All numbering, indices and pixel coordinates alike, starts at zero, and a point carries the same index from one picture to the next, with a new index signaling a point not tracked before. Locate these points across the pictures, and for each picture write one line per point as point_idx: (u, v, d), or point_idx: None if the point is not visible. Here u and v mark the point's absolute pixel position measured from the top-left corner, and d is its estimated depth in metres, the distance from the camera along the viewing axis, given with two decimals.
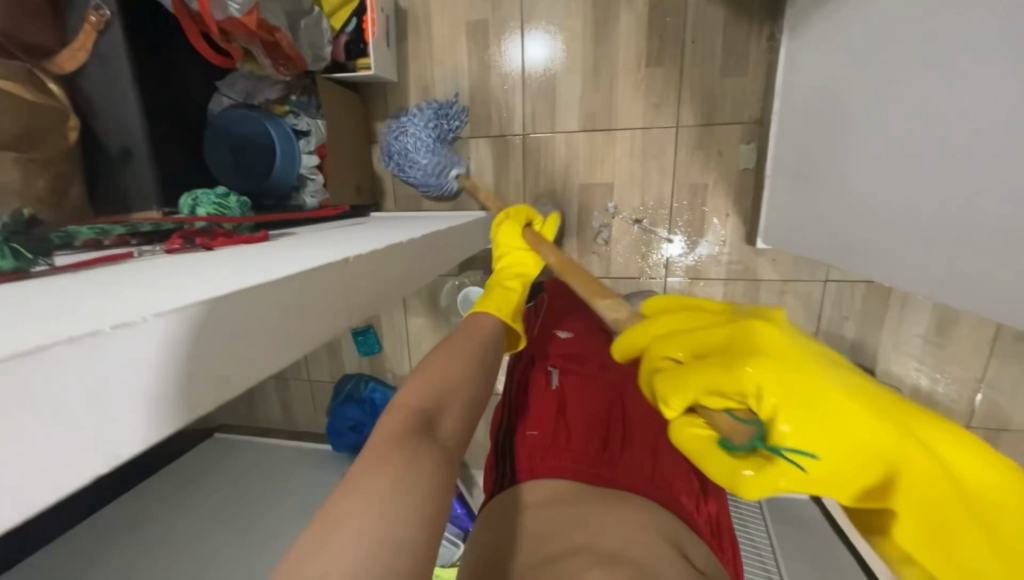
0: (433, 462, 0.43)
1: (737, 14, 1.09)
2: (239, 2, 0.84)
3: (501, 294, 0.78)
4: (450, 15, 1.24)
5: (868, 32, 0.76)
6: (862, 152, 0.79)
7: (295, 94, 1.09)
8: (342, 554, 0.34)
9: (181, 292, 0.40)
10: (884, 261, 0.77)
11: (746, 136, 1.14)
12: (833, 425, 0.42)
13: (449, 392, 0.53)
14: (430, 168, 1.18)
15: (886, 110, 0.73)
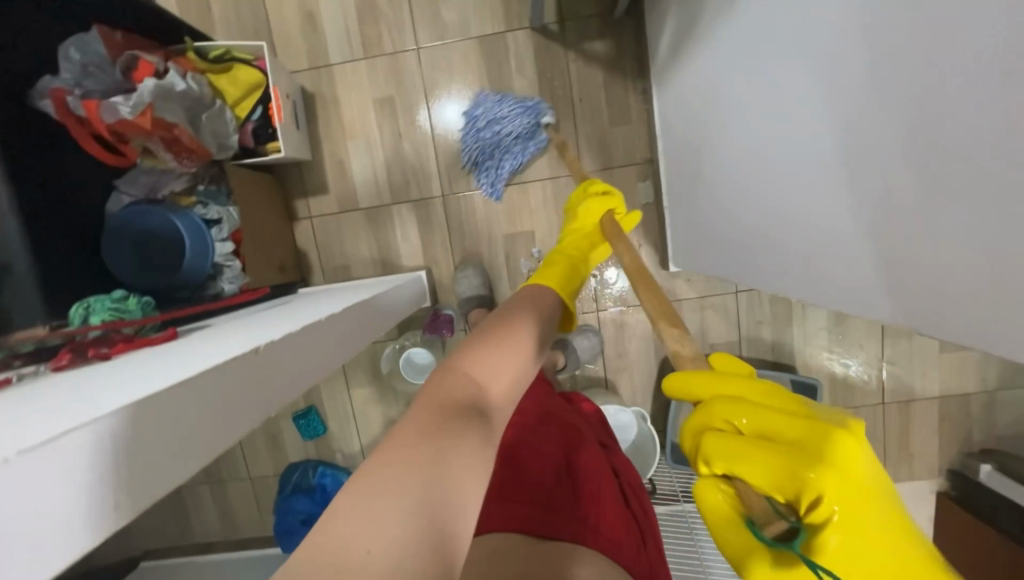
0: (477, 441, 0.44)
1: (613, 75, 1.24)
2: (129, 104, 0.85)
3: (559, 270, 0.77)
4: (357, 95, 1.31)
5: (715, 83, 0.91)
6: (737, 181, 0.91)
7: (202, 185, 1.07)
8: (382, 535, 0.34)
9: (68, 413, 0.39)
10: (774, 269, 0.87)
11: (641, 175, 1.27)
12: (861, 552, 0.44)
13: (499, 363, 0.52)
14: (522, 131, 1.21)
15: (743, 144, 0.86)
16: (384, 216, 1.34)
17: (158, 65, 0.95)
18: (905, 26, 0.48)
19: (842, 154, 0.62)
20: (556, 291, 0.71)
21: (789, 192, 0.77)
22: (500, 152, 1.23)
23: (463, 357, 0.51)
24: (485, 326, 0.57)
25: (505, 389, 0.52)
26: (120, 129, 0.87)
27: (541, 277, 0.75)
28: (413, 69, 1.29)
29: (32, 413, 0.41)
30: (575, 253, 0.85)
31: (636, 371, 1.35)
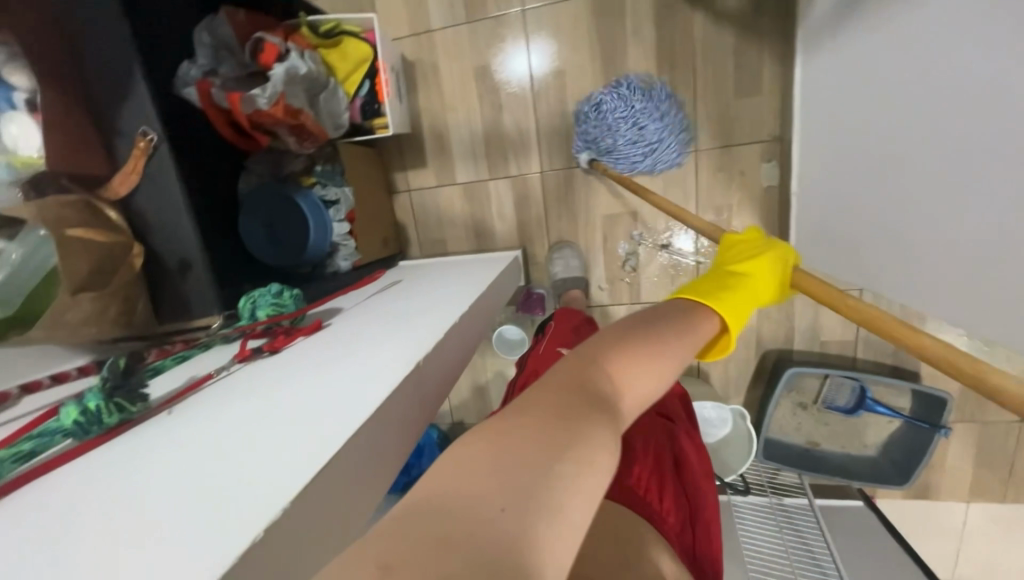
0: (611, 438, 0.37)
1: (746, 37, 1.09)
2: (266, 95, 0.88)
3: (728, 292, 0.62)
4: (458, 63, 1.25)
5: (880, 61, 0.77)
6: (888, 179, 0.79)
7: (320, 163, 1.11)
8: (511, 491, 0.30)
9: (286, 457, 0.44)
10: (914, 289, 0.78)
11: (766, 154, 1.14)
12: None
13: (630, 383, 0.42)
14: (611, 131, 1.11)
15: (902, 140, 0.74)
16: (481, 191, 1.33)
17: (281, 46, 0.94)
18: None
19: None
20: (713, 308, 0.56)
21: (962, 213, 0.63)
22: (605, 110, 1.11)
23: (602, 354, 0.43)
24: (619, 332, 0.47)
25: (639, 391, 0.43)
26: (258, 118, 0.90)
27: (706, 297, 0.60)
28: (518, 33, 1.21)
29: (254, 434, 0.48)
30: (744, 271, 0.68)
31: (732, 362, 1.31)
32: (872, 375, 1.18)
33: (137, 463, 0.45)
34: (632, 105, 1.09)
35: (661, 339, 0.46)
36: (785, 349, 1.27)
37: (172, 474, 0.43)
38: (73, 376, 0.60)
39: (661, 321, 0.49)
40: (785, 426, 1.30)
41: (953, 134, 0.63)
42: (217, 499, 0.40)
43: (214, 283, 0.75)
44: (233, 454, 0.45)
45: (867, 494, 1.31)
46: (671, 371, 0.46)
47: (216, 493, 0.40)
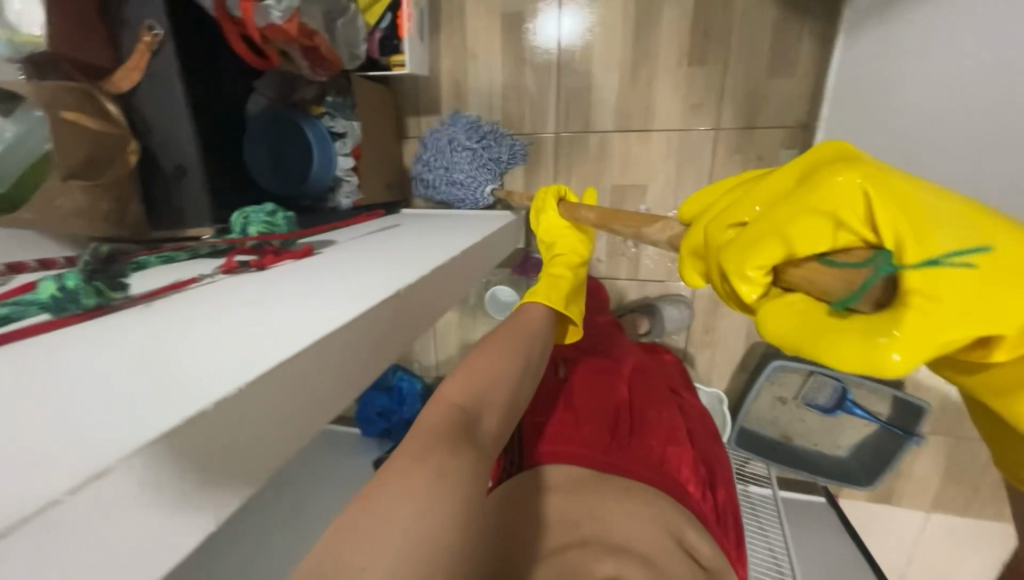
0: (464, 459, 0.48)
1: (789, 14, 1.03)
2: (281, 8, 0.83)
3: (551, 283, 0.83)
4: (485, 9, 1.20)
5: (931, 42, 0.72)
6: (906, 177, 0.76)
7: (331, 95, 1.08)
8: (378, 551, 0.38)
9: (239, 352, 0.44)
10: None
11: (788, 141, 1.10)
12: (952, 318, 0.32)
13: (494, 385, 0.59)
14: (463, 175, 1.21)
15: (935, 134, 0.70)
16: None
17: None
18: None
19: None
20: (546, 305, 0.77)
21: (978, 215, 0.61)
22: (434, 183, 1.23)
23: (456, 372, 0.59)
24: (480, 350, 0.65)
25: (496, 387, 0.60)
26: (271, 35, 0.86)
27: (536, 293, 0.81)
28: None
29: (221, 331, 0.48)
30: (562, 265, 0.89)
31: (719, 350, 1.31)
32: (856, 379, 1.19)
33: (97, 342, 0.45)
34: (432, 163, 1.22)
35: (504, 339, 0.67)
36: (774, 343, 1.27)
37: (141, 347, 0.45)
38: (59, 265, 0.60)
39: (505, 335, 0.68)
40: (763, 418, 1.32)
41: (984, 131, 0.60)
42: (170, 376, 0.40)
43: (208, 194, 0.75)
44: (202, 342, 0.46)
45: (831, 492, 1.35)
46: (516, 358, 0.64)
47: (160, 376, 0.40)
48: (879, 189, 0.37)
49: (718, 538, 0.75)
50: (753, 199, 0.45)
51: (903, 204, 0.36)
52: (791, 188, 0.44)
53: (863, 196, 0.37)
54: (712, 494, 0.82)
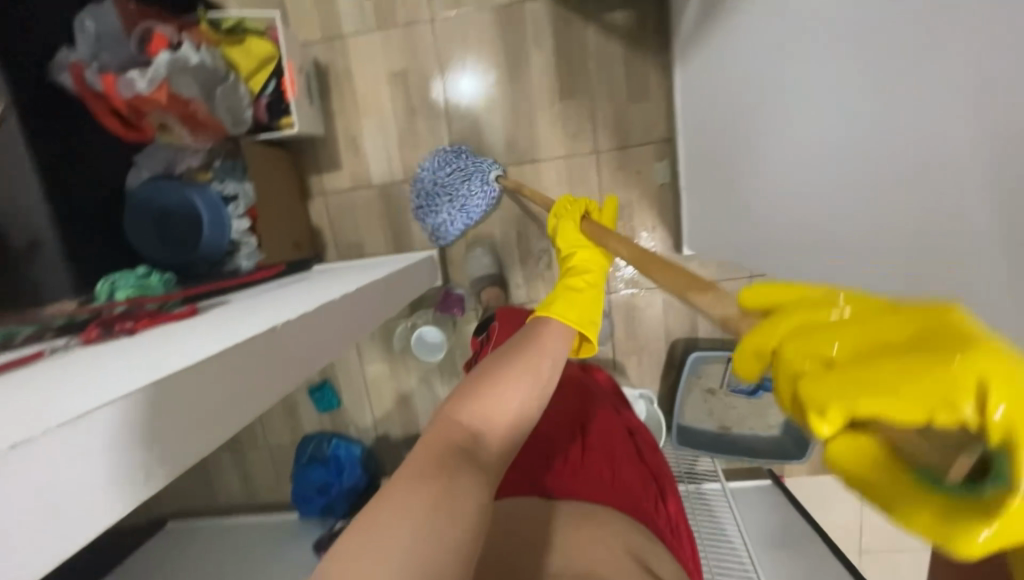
0: (473, 480, 0.47)
1: (635, 49, 1.19)
2: (146, 79, 0.85)
3: (568, 299, 0.76)
4: (370, 69, 1.28)
5: (739, 52, 0.87)
6: (747, 165, 0.89)
7: (219, 160, 1.06)
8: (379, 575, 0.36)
9: (124, 377, 0.45)
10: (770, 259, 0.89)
11: (659, 154, 1.24)
12: None
13: (496, 415, 0.56)
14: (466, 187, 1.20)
15: (760, 119, 0.83)
16: (396, 194, 1.34)
17: (172, 38, 0.93)
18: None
19: (847, 151, 0.61)
20: (563, 324, 0.72)
21: (805, 182, 0.71)
22: (446, 221, 1.22)
23: (464, 395, 0.57)
24: (488, 370, 0.61)
25: (506, 420, 0.57)
26: (137, 104, 0.88)
27: (553, 310, 0.74)
28: (427, 43, 1.26)
29: (97, 374, 0.47)
30: (575, 277, 0.81)
31: (645, 353, 1.37)
32: None
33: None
34: (431, 202, 1.22)
35: (515, 371, 0.61)
36: (692, 337, 1.35)
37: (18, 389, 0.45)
38: None
39: (518, 367, 0.62)
40: (698, 412, 1.37)
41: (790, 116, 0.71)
42: (46, 401, 0.41)
43: (66, 266, 0.90)
44: (76, 381, 0.46)
45: (776, 473, 1.39)
46: (523, 388, 0.60)
47: (37, 402, 0.40)
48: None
49: (678, 554, 0.74)
50: (834, 330, 0.33)
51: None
52: (890, 329, 0.31)
53: (986, 382, 0.23)
54: (664, 505, 0.82)
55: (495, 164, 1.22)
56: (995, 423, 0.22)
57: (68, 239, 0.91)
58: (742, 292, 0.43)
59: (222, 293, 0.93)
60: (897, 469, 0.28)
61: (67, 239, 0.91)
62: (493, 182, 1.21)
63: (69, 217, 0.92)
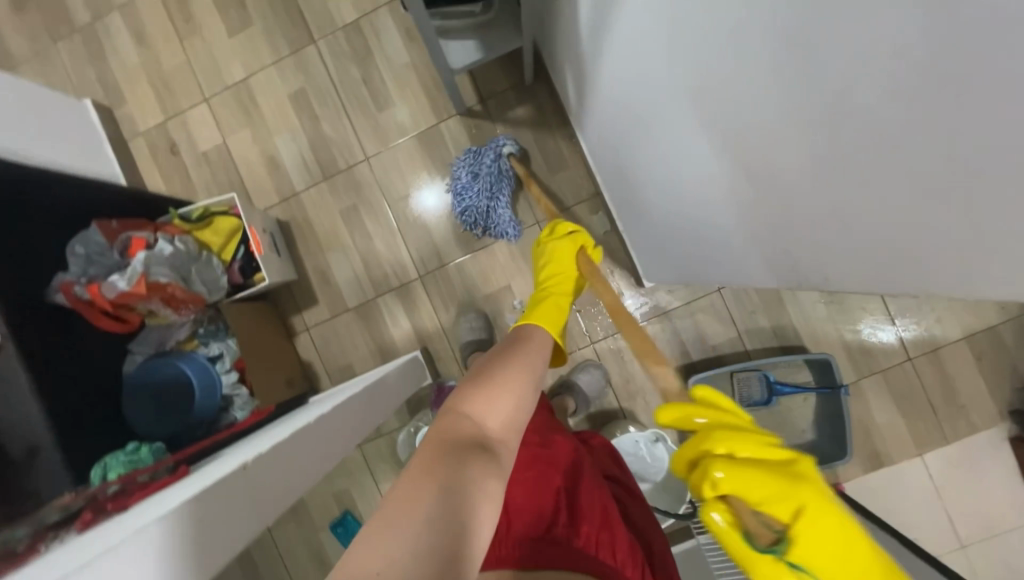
0: (478, 467, 0.55)
1: (542, 133, 1.37)
2: (125, 278, 1.00)
3: (547, 310, 0.95)
4: (325, 213, 1.45)
5: (606, 118, 1.01)
6: (651, 200, 0.98)
7: (203, 326, 1.16)
8: (394, 553, 0.44)
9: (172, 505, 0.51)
10: (716, 266, 0.94)
11: (593, 209, 1.36)
12: (777, 565, 0.61)
13: (495, 410, 0.64)
14: (494, 176, 1.32)
15: (640, 162, 0.93)
16: (372, 309, 1.44)
17: (149, 238, 1.10)
18: (702, 42, 0.52)
19: (705, 170, 0.70)
20: (547, 331, 0.88)
21: (697, 201, 0.79)
22: (496, 211, 1.33)
23: (465, 402, 0.63)
24: (483, 374, 0.69)
25: (500, 423, 0.64)
26: (120, 300, 1.02)
27: (537, 318, 0.92)
28: (369, 177, 1.44)
29: (141, 516, 0.53)
30: (552, 294, 1.02)
31: (648, 392, 1.35)
32: (767, 361, 1.28)
33: (68, 549, 0.52)
34: (473, 203, 1.32)
35: (507, 376, 0.69)
36: (686, 363, 1.34)
37: (89, 542, 0.51)
38: None
39: (506, 374, 0.70)
40: None
41: (661, 154, 0.81)
42: (115, 537, 0.47)
43: (66, 463, 0.94)
44: (133, 523, 0.52)
45: (832, 483, 1.29)
46: (515, 388, 0.68)
47: (103, 543, 0.46)
48: (814, 509, 0.61)
49: None
50: (742, 439, 0.69)
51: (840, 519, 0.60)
52: (774, 452, 0.68)
53: (803, 505, 0.61)
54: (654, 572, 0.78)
55: (505, 139, 1.33)
56: (791, 521, 0.61)
57: (66, 441, 0.96)
58: (696, 391, 0.79)
59: (211, 450, 0.96)
60: (726, 510, 0.65)
61: (66, 441, 0.96)
62: (506, 159, 1.33)
63: (66, 418, 0.97)
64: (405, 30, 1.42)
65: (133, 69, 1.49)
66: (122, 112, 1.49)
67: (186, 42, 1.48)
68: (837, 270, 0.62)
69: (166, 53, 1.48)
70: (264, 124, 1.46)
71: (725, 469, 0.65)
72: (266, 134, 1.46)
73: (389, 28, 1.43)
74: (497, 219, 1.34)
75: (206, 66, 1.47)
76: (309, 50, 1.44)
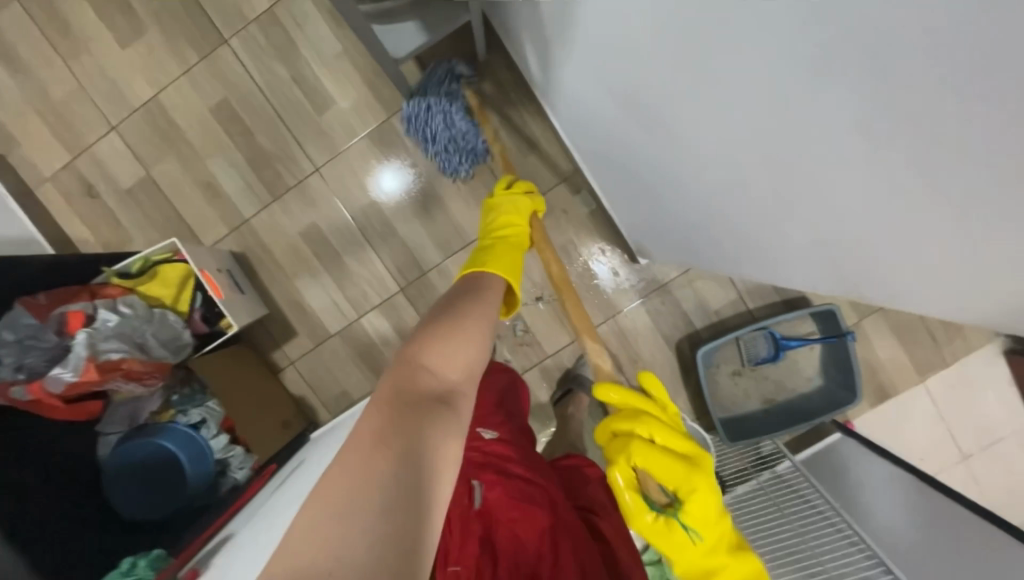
0: (430, 422, 0.53)
1: (506, 111, 1.24)
2: (69, 368, 0.91)
3: (503, 258, 0.82)
4: (284, 236, 1.31)
5: (577, 97, 0.90)
6: (642, 186, 0.90)
7: (177, 392, 1.07)
8: (335, 526, 0.42)
9: None
10: (719, 247, 0.89)
11: (574, 188, 1.27)
12: (669, 526, 0.83)
13: (451, 360, 0.61)
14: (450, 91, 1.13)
15: (624, 149, 0.84)
16: (357, 331, 1.34)
17: (88, 310, 0.98)
18: (707, 46, 0.45)
19: (709, 171, 0.64)
20: (503, 282, 0.77)
21: (700, 198, 0.73)
22: (466, 127, 1.14)
23: (418, 354, 0.60)
24: (437, 321, 0.66)
25: (459, 370, 0.61)
26: (73, 391, 0.92)
27: (492, 267, 0.80)
28: (324, 190, 1.29)
29: None
30: (507, 237, 0.88)
31: (657, 368, 1.32)
32: (771, 319, 1.25)
33: None
34: (439, 132, 1.15)
35: (466, 321, 0.66)
36: (691, 332, 1.31)
37: None
38: None
39: (468, 324, 0.65)
40: (735, 398, 1.32)
41: (652, 152, 0.73)
42: None
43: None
44: None
45: (840, 421, 1.30)
46: (474, 333, 0.65)
47: None
48: (701, 490, 0.83)
49: None
50: (662, 427, 0.86)
51: (712, 504, 0.83)
52: (681, 441, 0.87)
53: (697, 486, 0.83)
54: None
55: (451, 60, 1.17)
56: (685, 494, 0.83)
57: (56, 565, 0.82)
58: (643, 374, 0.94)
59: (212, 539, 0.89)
60: (631, 476, 0.85)
61: (56, 565, 0.82)
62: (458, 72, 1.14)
63: (47, 535, 0.84)
64: (330, 13, 1.23)
65: (16, 104, 1.26)
66: (18, 157, 1.28)
67: (72, 63, 1.25)
68: (871, 261, 0.58)
69: (52, 79, 1.26)
70: (191, 147, 1.27)
71: (647, 455, 0.84)
72: (196, 159, 1.28)
73: (311, 13, 1.23)
74: (468, 141, 1.17)
75: (105, 89, 1.26)
76: (222, 53, 1.24)
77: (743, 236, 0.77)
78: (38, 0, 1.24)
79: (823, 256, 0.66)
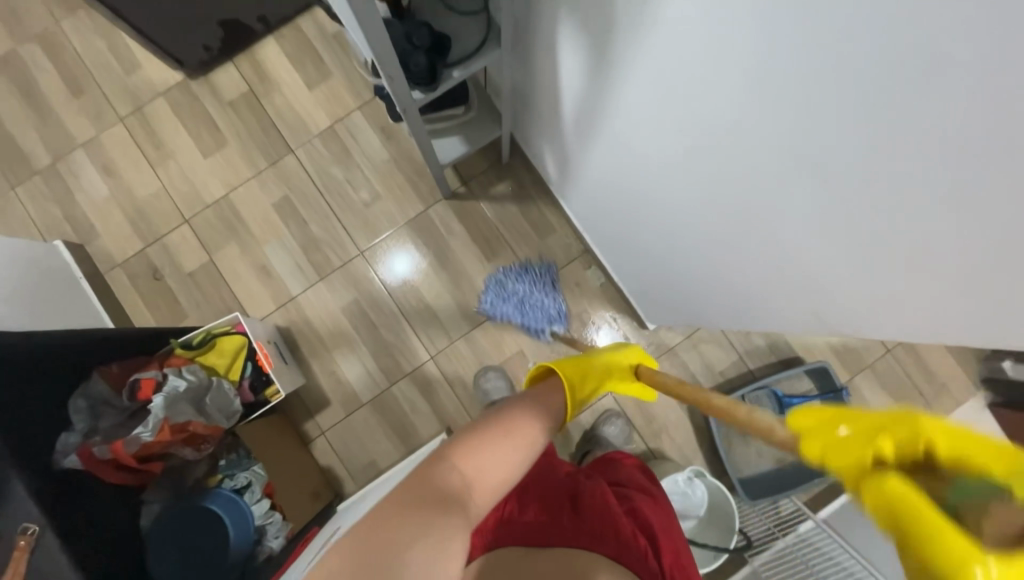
0: (434, 539, 0.48)
1: (526, 204, 1.47)
2: (147, 428, 0.99)
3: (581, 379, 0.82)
4: (326, 312, 1.45)
5: (592, 192, 1.12)
6: (651, 262, 1.08)
7: (223, 457, 1.14)
8: None
9: None
10: (719, 315, 1.04)
11: (586, 264, 1.45)
12: None
13: (484, 470, 0.56)
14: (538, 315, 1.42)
15: (636, 233, 1.03)
16: (388, 400, 1.42)
17: (158, 375, 1.06)
18: (717, 165, 0.63)
19: (711, 249, 0.81)
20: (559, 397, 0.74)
21: (700, 271, 0.90)
22: (502, 310, 1.42)
23: (450, 449, 0.56)
24: (486, 419, 0.61)
25: (489, 481, 0.56)
26: (146, 451, 1.00)
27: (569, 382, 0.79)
28: (365, 270, 1.47)
29: None
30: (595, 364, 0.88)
31: (671, 429, 1.40)
32: (772, 377, 1.37)
33: None
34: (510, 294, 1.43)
35: (511, 424, 0.61)
36: None
37: None
38: None
39: (522, 417, 0.63)
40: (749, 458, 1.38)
41: (663, 235, 0.92)
42: None
43: None
44: None
45: None
46: (516, 445, 0.59)
47: None
48: None
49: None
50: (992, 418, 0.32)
51: None
52: None
53: None
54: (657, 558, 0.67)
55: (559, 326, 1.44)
56: None
57: None
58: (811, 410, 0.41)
59: None
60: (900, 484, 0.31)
61: None
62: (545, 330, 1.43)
63: None
64: (380, 129, 1.51)
65: (103, 202, 1.47)
66: (95, 245, 1.45)
67: (159, 169, 1.49)
68: (844, 328, 0.72)
69: (138, 182, 1.48)
70: (251, 236, 1.47)
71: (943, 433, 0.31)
72: (254, 246, 1.46)
73: (364, 129, 1.51)
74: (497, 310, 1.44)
75: (183, 189, 1.48)
76: (287, 160, 1.49)
77: (737, 306, 0.92)
78: (139, 122, 1.51)
79: (801, 325, 0.81)
